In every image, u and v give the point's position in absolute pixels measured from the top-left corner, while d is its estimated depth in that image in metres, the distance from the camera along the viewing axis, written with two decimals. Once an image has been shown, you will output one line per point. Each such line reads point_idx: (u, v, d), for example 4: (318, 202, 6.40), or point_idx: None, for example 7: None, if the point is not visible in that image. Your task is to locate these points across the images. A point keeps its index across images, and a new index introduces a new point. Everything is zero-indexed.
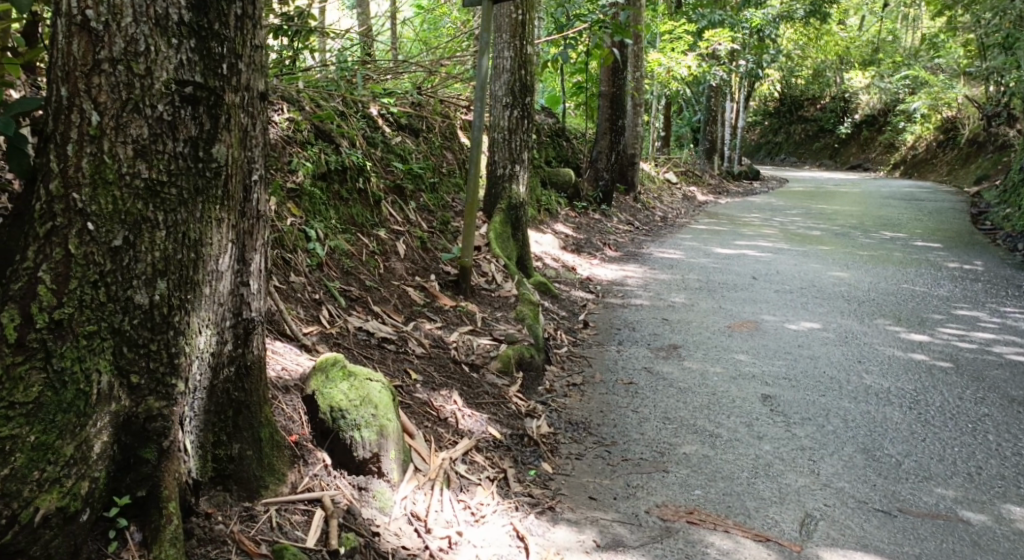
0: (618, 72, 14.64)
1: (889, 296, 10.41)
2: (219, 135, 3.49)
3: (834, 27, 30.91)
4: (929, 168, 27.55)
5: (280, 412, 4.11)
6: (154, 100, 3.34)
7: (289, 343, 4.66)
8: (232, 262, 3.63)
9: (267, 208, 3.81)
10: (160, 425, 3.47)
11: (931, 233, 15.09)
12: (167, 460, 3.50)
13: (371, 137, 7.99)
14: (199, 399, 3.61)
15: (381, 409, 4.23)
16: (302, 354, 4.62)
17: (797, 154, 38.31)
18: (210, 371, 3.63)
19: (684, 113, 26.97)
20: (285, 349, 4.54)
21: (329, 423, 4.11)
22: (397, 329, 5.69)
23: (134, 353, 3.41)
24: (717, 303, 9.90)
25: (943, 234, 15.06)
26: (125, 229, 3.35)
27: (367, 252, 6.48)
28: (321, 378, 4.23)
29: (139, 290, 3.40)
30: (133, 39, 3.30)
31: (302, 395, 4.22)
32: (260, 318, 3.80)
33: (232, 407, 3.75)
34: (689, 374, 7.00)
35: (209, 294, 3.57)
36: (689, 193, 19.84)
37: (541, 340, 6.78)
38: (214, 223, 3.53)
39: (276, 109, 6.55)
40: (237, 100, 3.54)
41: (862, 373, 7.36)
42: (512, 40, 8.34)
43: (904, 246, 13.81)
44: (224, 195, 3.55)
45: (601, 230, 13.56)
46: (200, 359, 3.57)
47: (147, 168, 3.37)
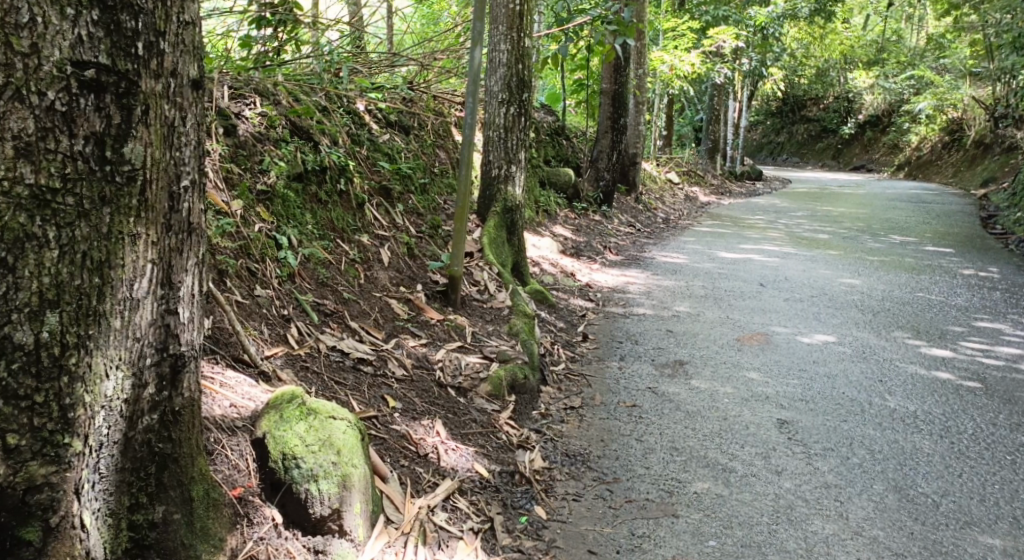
0: (621, 68, 14.05)
1: (904, 306, 9.84)
2: (133, 131, 3.01)
3: (838, 27, 30.30)
4: (933, 170, 26.94)
5: (222, 461, 3.55)
6: (42, 85, 2.83)
7: (244, 371, 4.08)
8: (153, 287, 3.12)
9: (201, 221, 3.30)
10: (46, 497, 2.93)
11: (941, 238, 14.52)
12: (54, 540, 2.95)
13: (357, 134, 7.41)
14: (109, 456, 3.07)
15: (344, 454, 3.68)
16: (258, 385, 4.03)
17: (800, 155, 37.61)
18: (124, 422, 3.10)
19: (686, 112, 26.37)
20: (236, 380, 3.96)
21: (280, 474, 3.57)
22: (376, 348, 5.15)
23: (14, 408, 2.86)
24: (724, 313, 9.33)
25: (953, 238, 14.48)
26: (2, 249, 2.81)
27: (346, 261, 5.91)
28: (273, 420, 3.70)
29: (20, 326, 2.85)
30: (14, 8, 2.78)
31: (251, 438, 3.68)
32: (192, 353, 3.30)
33: (154, 463, 3.21)
34: (697, 394, 6.44)
35: (121, 327, 3.05)
36: (691, 194, 19.26)
37: (536, 358, 6.22)
38: (126, 239, 3.03)
39: (247, 104, 5.96)
40: (159, 88, 3.06)
41: (885, 394, 6.79)
42: (509, 32, 7.76)
43: (914, 251, 13.25)
44: (142, 207, 3.06)
45: (602, 233, 12.99)
46: (107, 409, 3.04)
47: (31, 171, 2.84)
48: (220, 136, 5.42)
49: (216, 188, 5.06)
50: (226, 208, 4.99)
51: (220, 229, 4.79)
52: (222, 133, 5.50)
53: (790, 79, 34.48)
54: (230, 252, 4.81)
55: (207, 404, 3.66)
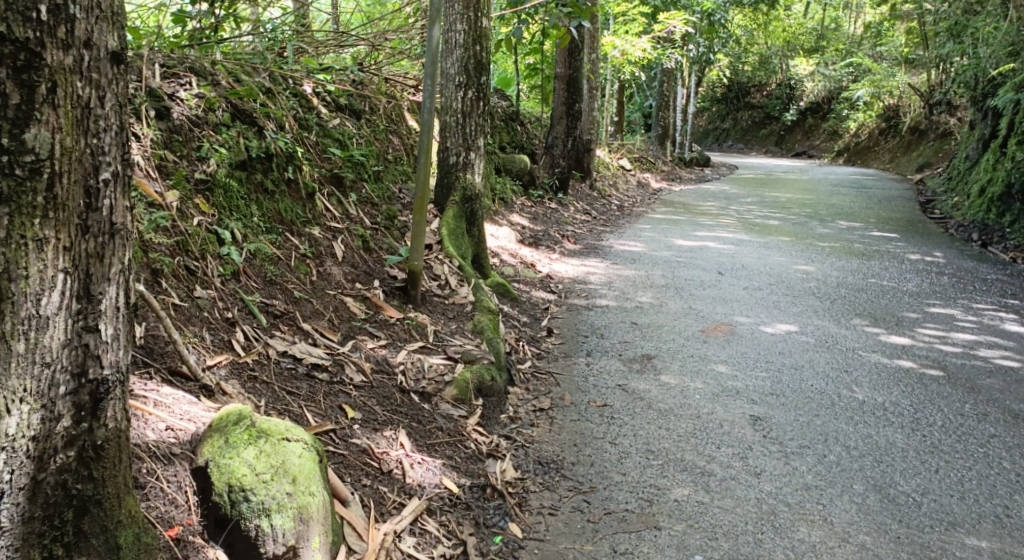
0: (575, 52, 13.73)
1: (860, 293, 9.62)
2: (37, 114, 2.65)
3: (780, 13, 30.28)
4: (870, 156, 27.07)
5: (159, 495, 3.17)
6: None
7: (184, 386, 3.67)
8: (66, 301, 2.76)
9: (130, 221, 2.91)
10: None
11: (885, 222, 14.42)
12: None
13: (304, 118, 6.98)
14: (16, 504, 2.71)
15: (298, 482, 3.33)
16: (200, 403, 3.62)
17: (744, 142, 37.44)
18: (33, 464, 2.73)
19: (636, 97, 26.11)
20: (174, 398, 3.54)
21: (226, 510, 3.21)
22: (331, 352, 4.75)
23: None
24: (686, 303, 9.05)
25: (897, 222, 14.40)
26: None
27: (296, 257, 5.50)
28: (219, 446, 3.33)
29: None
30: None
31: (193, 468, 3.30)
32: (116, 376, 2.91)
33: (72, 506, 2.84)
34: (668, 391, 6.12)
35: (25, 352, 2.69)
36: (643, 181, 19.00)
37: (501, 357, 5.85)
38: (30, 245, 2.68)
39: (182, 85, 5.51)
40: (69, 62, 2.70)
41: (851, 385, 6.38)
42: (465, 12, 7.36)
43: (862, 236, 13.12)
44: (49, 205, 2.70)
45: (558, 221, 12.66)
46: (10, 451, 2.68)
47: None
48: (152, 120, 4.99)
49: (148, 178, 4.64)
50: (160, 200, 4.57)
51: (152, 225, 4.38)
52: (154, 117, 5.07)
53: (733, 65, 34.40)
54: (165, 249, 4.38)
55: (137, 432, 3.26)
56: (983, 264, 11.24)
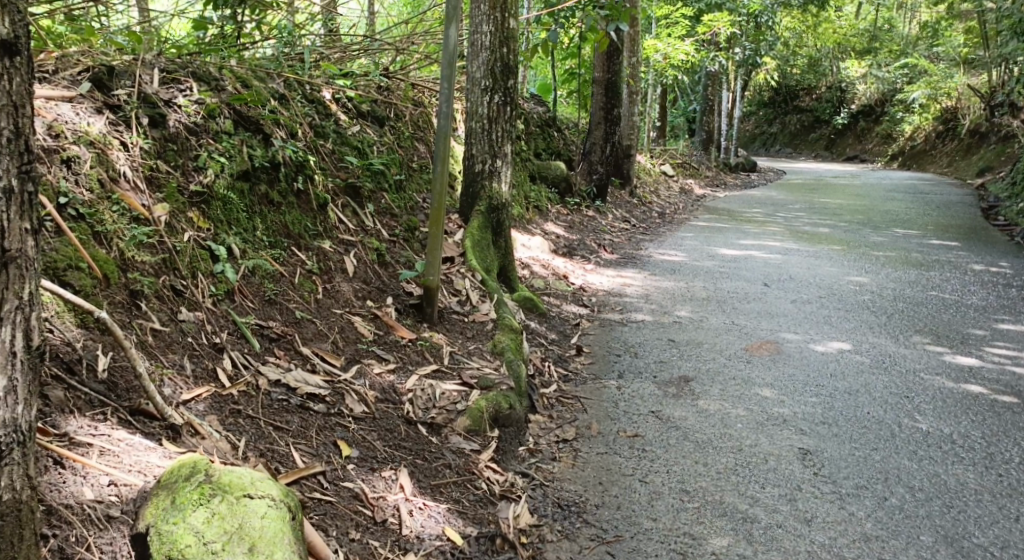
0: (615, 55, 13.23)
1: (918, 307, 9.02)
2: None
3: (830, 15, 29.42)
4: (928, 160, 26.18)
5: None
6: None
7: (143, 436, 3.45)
8: None
9: (23, 235, 2.89)
10: None
11: (943, 230, 13.72)
12: None
13: (320, 126, 6.56)
14: None
15: (253, 551, 3.09)
16: (157, 449, 3.41)
17: (794, 146, 36.46)
18: None
19: (680, 102, 25.46)
20: (126, 446, 3.36)
21: None
22: (332, 379, 4.35)
23: None
24: (729, 318, 8.53)
25: (956, 230, 13.70)
26: None
27: (301, 274, 5.11)
28: (162, 510, 3.12)
29: None
30: None
31: (132, 534, 3.11)
32: (9, 438, 2.87)
33: None
34: (706, 419, 5.62)
35: None
36: (686, 187, 18.42)
37: (523, 381, 5.41)
38: None
39: (181, 90, 5.10)
40: None
41: (913, 413, 5.84)
42: (492, 12, 6.88)
43: (919, 245, 12.46)
44: None
45: (595, 230, 12.18)
46: None
47: None
48: (144, 128, 4.63)
49: (135, 190, 4.29)
50: (147, 214, 4.22)
51: (135, 241, 4.05)
52: (147, 123, 4.69)
53: (782, 68, 33.51)
54: (149, 268, 4.05)
55: (65, 494, 3.11)
56: None
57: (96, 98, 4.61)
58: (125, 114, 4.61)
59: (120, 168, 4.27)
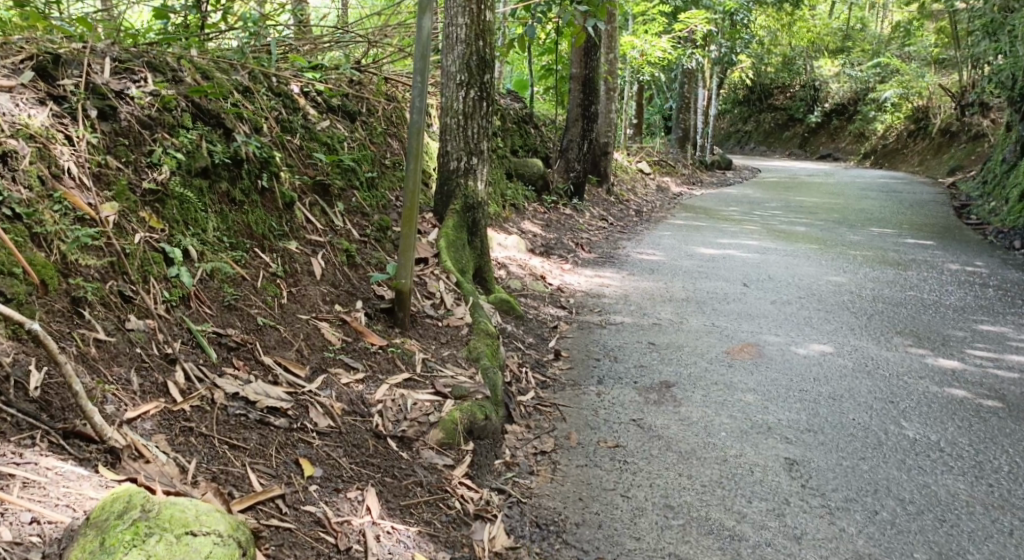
0: (591, 51, 12.98)
1: (898, 307, 8.84)
2: None
3: (804, 13, 29.37)
4: (899, 158, 26.12)
5: None
6: None
7: (79, 462, 3.24)
8: None
9: None
10: None
11: (918, 229, 13.58)
12: None
13: (287, 121, 6.17)
14: None
15: None
16: (92, 476, 3.22)
17: (767, 144, 36.33)
18: None
19: (656, 99, 25.27)
20: (58, 475, 3.16)
21: None
22: (295, 391, 4.09)
23: None
24: (709, 319, 8.30)
25: (931, 229, 13.56)
26: None
27: (265, 277, 4.83)
28: (89, 552, 2.90)
29: None
30: None
31: None
32: None
33: None
34: (690, 428, 5.37)
35: None
36: (663, 185, 18.21)
37: (499, 391, 5.14)
38: None
39: (136, 81, 4.83)
40: None
41: (899, 419, 5.59)
42: (468, 4, 6.59)
43: (895, 243, 12.30)
44: None
45: (572, 228, 11.94)
46: None
47: None
48: (91, 121, 4.43)
49: (80, 187, 4.08)
50: (93, 214, 4.01)
51: (79, 243, 3.85)
52: (95, 116, 4.47)
53: (756, 67, 33.39)
54: (94, 272, 3.85)
55: None
56: None
57: (38, 88, 4.40)
58: (70, 106, 4.41)
59: (64, 164, 4.08)
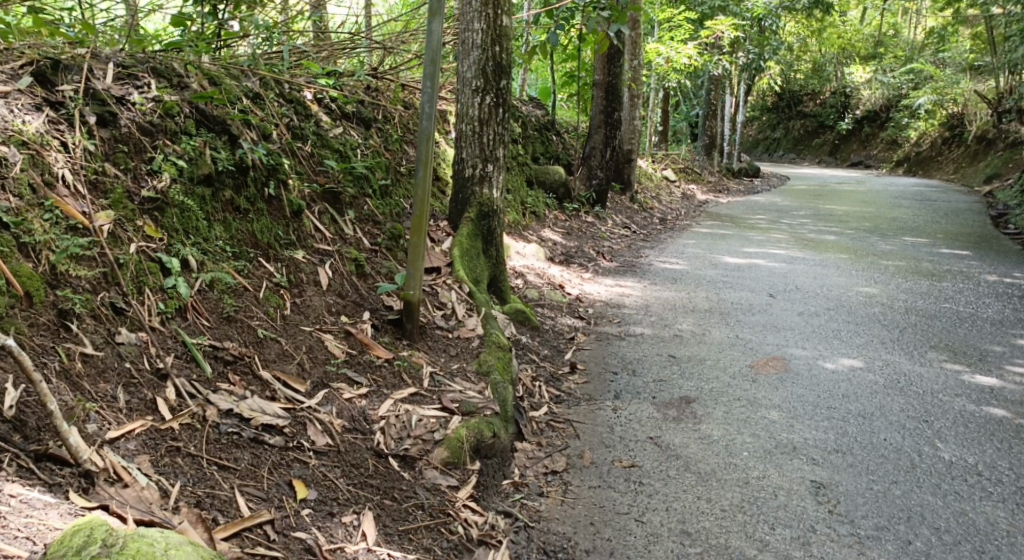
0: (615, 58, 12.69)
1: (931, 320, 8.57)
2: None
3: (834, 20, 28.97)
4: (933, 166, 25.68)
5: None
6: None
7: (52, 486, 3.18)
8: None
9: None
10: None
11: (953, 238, 13.25)
12: None
13: (298, 127, 5.94)
14: None
15: None
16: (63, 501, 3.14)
17: (797, 151, 35.91)
18: None
19: (682, 107, 25.03)
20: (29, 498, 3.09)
21: None
22: (292, 408, 4.04)
23: None
24: (732, 331, 8.09)
25: (966, 238, 13.24)
26: None
27: (268, 287, 4.69)
28: None
29: None
30: None
31: None
32: None
33: None
34: (710, 447, 5.18)
35: None
36: (688, 193, 17.98)
37: (509, 406, 4.99)
38: None
39: (138, 87, 4.72)
40: None
41: (933, 439, 5.36)
42: (484, 9, 6.44)
43: (930, 254, 12.00)
44: None
45: (594, 236, 11.76)
46: None
47: None
48: (89, 128, 4.34)
49: (74, 195, 4.06)
50: (87, 223, 4.00)
51: (67, 253, 3.83)
52: (95, 122, 4.39)
53: (786, 73, 32.99)
54: (85, 283, 3.84)
55: None
56: None
57: (36, 94, 4.32)
58: (67, 112, 4.32)
59: (57, 171, 4.06)
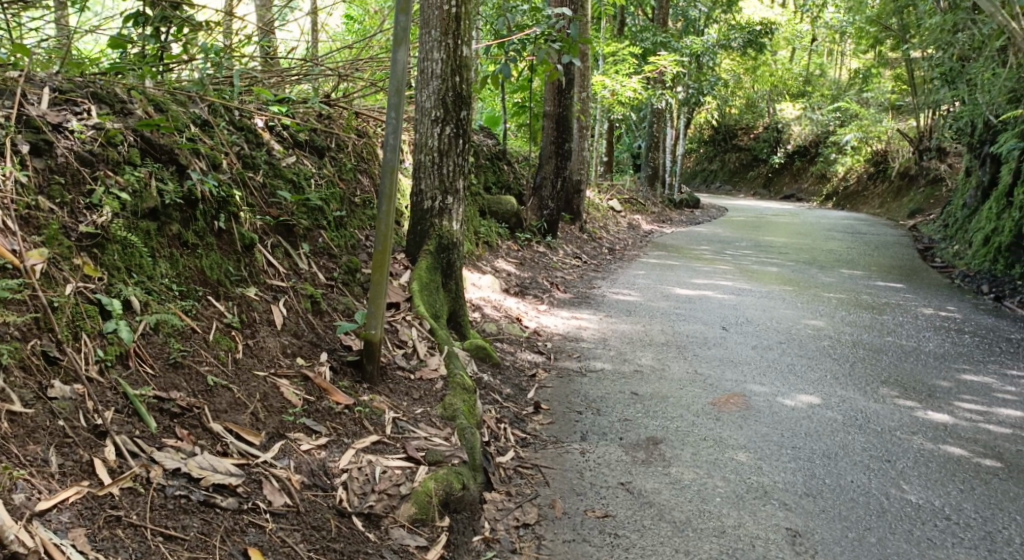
0: (565, 89, 12.56)
1: (879, 354, 8.41)
2: None
3: (768, 57, 29.25)
4: (860, 202, 25.97)
5: None
6: None
7: None
8: None
9: None
10: None
11: (887, 271, 13.20)
12: None
13: (250, 157, 5.60)
14: None
15: None
16: None
17: (732, 184, 36.19)
18: None
19: (624, 138, 24.98)
20: None
21: None
22: (245, 464, 3.81)
23: None
24: (692, 366, 7.88)
25: (897, 271, 13.20)
26: None
27: (218, 328, 4.35)
28: None
29: None
30: None
31: None
32: None
33: None
34: (680, 492, 4.93)
35: None
36: (634, 223, 17.84)
37: (478, 453, 4.71)
38: None
39: (78, 114, 4.38)
40: None
41: (899, 480, 5.16)
42: (444, 38, 6.19)
43: (866, 286, 11.90)
44: None
45: (546, 266, 11.53)
46: None
47: None
48: (22, 159, 4.02)
49: (4, 232, 3.75)
50: (18, 263, 3.71)
51: None
52: (28, 152, 4.06)
53: (720, 108, 33.23)
54: (14, 330, 3.58)
55: None
56: (1002, 321, 9.97)
57: None
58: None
59: None
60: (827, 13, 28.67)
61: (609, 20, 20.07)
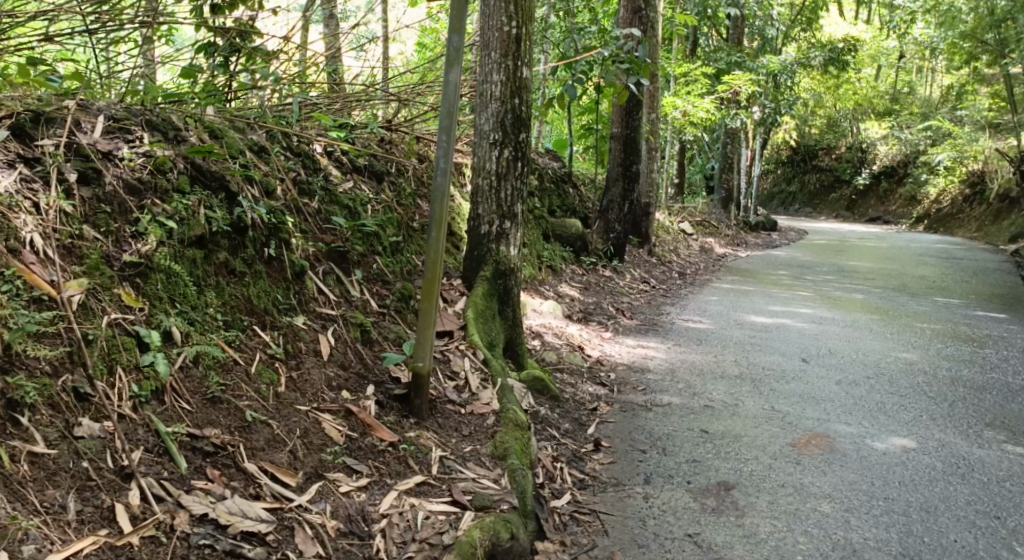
0: (634, 110, 12.31)
1: (980, 393, 7.94)
2: None
3: (852, 76, 28.54)
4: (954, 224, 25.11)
5: None
6: None
7: None
8: None
9: None
10: None
11: (988, 300, 12.62)
12: None
13: (306, 182, 5.49)
14: None
15: None
16: None
17: (813, 205, 35.42)
18: None
19: (697, 159, 24.58)
20: None
21: None
22: (278, 509, 3.68)
23: None
24: (766, 403, 7.54)
25: (1000, 300, 12.61)
26: None
27: (261, 361, 4.23)
28: None
29: None
30: None
31: None
32: None
33: None
34: (760, 550, 4.67)
35: None
36: (706, 247, 17.46)
37: (529, 498, 4.48)
38: None
39: (130, 140, 4.32)
40: None
41: (1012, 542, 4.80)
42: (504, 60, 6.05)
43: (964, 316, 11.36)
44: None
45: (612, 291, 11.28)
46: None
47: None
48: (68, 188, 3.96)
49: (43, 262, 3.69)
50: (53, 294, 3.65)
51: (24, 331, 3.48)
52: (74, 180, 4.00)
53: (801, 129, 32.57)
54: (45, 365, 3.51)
55: None
56: None
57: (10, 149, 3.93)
58: (43, 168, 3.94)
59: (24, 237, 3.69)
60: (914, 30, 27.82)
61: (681, 42, 19.79)
